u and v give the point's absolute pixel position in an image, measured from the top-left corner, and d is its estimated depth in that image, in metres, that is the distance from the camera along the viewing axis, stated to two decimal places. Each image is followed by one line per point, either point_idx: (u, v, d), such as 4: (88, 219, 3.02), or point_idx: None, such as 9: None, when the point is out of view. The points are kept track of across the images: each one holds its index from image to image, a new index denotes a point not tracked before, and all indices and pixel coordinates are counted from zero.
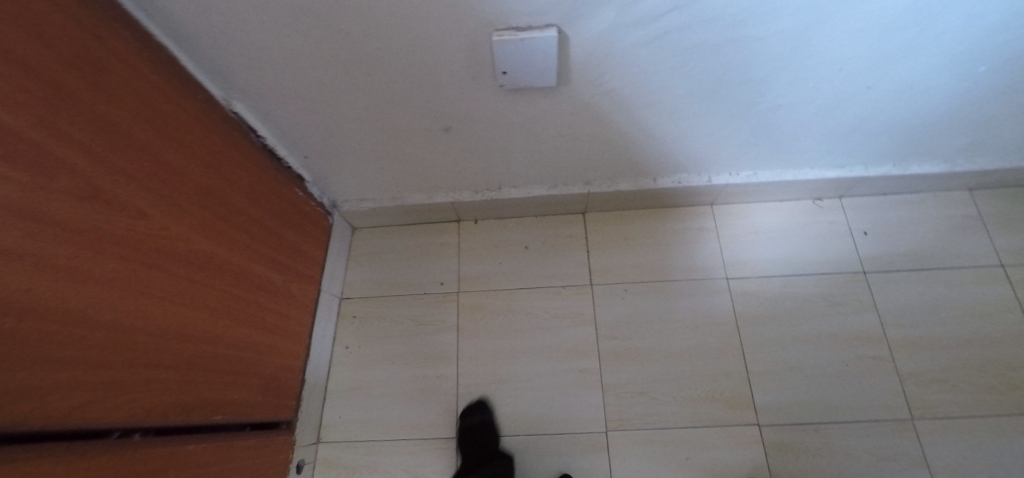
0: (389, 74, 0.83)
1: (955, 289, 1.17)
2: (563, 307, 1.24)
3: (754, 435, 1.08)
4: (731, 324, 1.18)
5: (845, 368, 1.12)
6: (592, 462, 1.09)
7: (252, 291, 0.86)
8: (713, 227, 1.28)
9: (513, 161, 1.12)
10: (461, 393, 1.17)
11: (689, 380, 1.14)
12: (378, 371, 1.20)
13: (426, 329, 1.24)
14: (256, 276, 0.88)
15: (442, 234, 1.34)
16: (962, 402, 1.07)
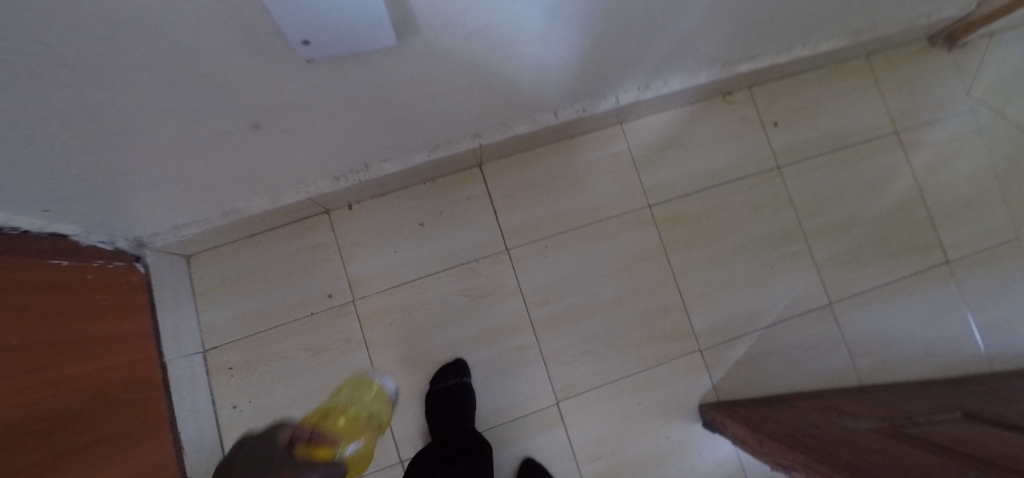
0: (88, 84, 0.46)
1: (854, 164, 1.17)
2: (482, 285, 1.06)
3: (698, 362, 1.07)
4: (660, 255, 1.10)
5: (769, 271, 1.12)
6: (549, 439, 1.03)
7: (85, 439, 0.62)
8: (625, 151, 1.12)
9: (374, 137, 0.83)
10: (392, 414, 1.01)
11: (629, 326, 1.07)
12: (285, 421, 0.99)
13: (330, 355, 1.02)
14: (78, 419, 0.62)
15: (312, 234, 1.05)
16: (866, 274, 1.14)
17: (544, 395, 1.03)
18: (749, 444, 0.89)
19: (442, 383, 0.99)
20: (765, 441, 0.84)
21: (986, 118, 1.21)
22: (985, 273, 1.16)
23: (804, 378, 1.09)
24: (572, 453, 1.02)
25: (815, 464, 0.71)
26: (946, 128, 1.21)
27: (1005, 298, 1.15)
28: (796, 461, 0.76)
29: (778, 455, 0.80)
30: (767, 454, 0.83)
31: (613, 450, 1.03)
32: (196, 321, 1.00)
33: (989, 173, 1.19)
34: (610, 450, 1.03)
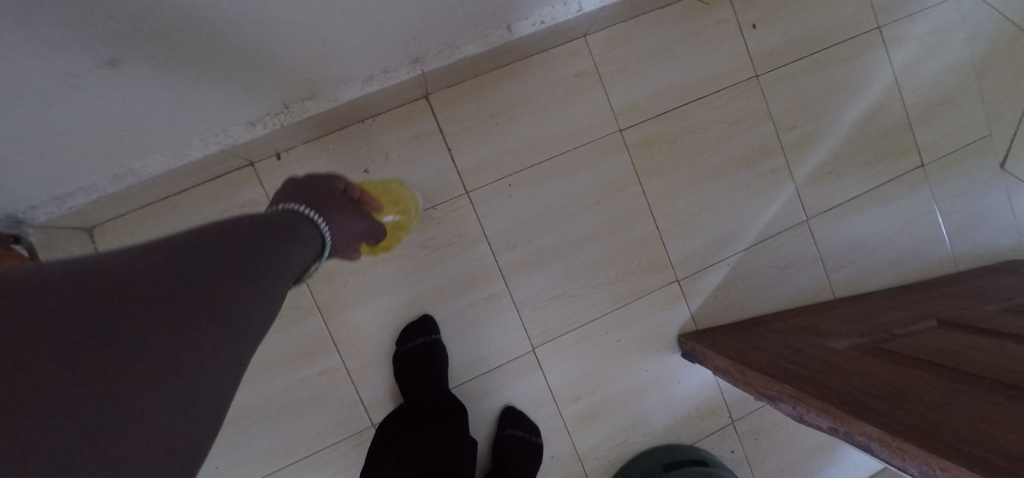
0: None
1: (835, 67, 1.09)
2: (442, 233, 0.96)
3: (675, 292, 1.04)
4: (634, 184, 1.01)
5: (747, 191, 1.05)
6: (527, 385, 0.99)
7: None
8: (592, 68, 0.99)
9: (285, 69, 0.66)
10: (357, 379, 0.94)
11: (604, 262, 1.01)
12: (240, 399, 0.91)
13: (279, 325, 0.91)
14: None
15: (236, 192, 0.89)
16: (843, 186, 1.10)
17: (519, 342, 0.98)
18: (731, 375, 0.88)
19: (409, 342, 0.92)
20: (749, 372, 0.83)
21: (970, 6, 1.13)
22: (957, 175, 1.14)
23: (779, 297, 1.07)
24: (552, 396, 1.00)
25: (806, 398, 0.70)
26: (930, 20, 1.12)
27: (973, 199, 1.15)
28: (784, 393, 0.75)
29: (763, 386, 0.80)
30: (751, 384, 0.83)
31: (592, 389, 1.01)
32: None
33: (968, 68, 1.13)
34: (590, 389, 1.01)
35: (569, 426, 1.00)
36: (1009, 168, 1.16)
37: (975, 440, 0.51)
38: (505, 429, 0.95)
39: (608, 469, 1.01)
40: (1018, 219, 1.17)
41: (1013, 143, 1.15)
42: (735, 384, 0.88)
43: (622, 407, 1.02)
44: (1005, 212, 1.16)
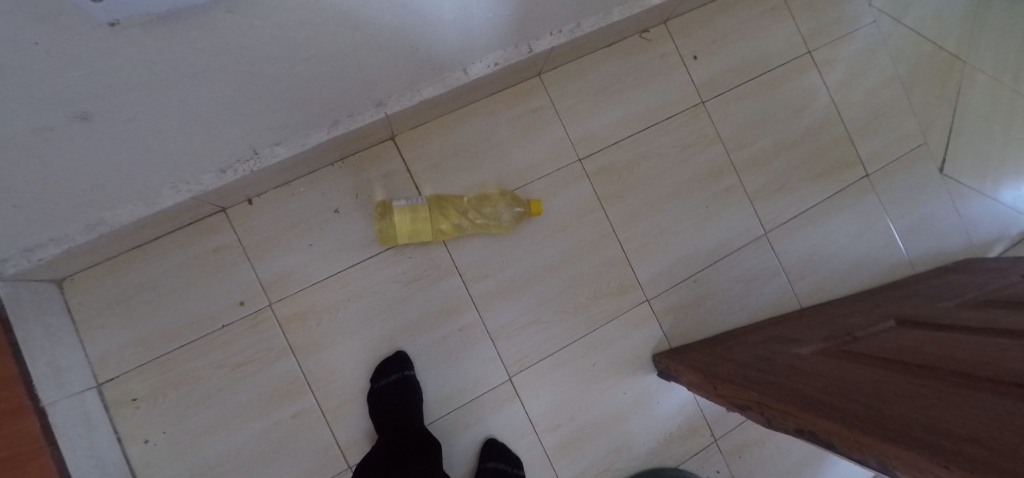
0: None
1: (775, 91, 1.17)
2: (414, 267, 0.97)
3: (646, 311, 1.06)
4: (598, 209, 1.05)
5: (705, 210, 1.11)
6: (506, 415, 0.98)
7: None
8: (548, 103, 1.05)
9: (251, 118, 0.70)
10: (333, 420, 0.92)
11: (575, 286, 1.03)
12: (212, 449, 0.89)
13: (251, 369, 0.91)
14: None
15: (209, 237, 0.91)
16: (794, 200, 1.16)
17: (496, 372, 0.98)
18: (702, 387, 0.88)
19: (383, 379, 0.91)
20: (719, 383, 0.83)
21: (889, 32, 1.24)
22: (899, 183, 1.22)
23: (747, 310, 1.11)
24: (532, 426, 0.99)
25: (772, 402, 0.71)
26: (854, 45, 1.22)
27: (917, 205, 1.22)
28: (750, 399, 0.75)
29: (732, 396, 0.80)
30: (721, 394, 0.83)
31: (573, 416, 1.00)
32: (82, 354, 0.85)
33: (896, 86, 1.23)
34: (569, 416, 1.00)
35: (552, 455, 0.99)
36: (949, 172, 1.24)
37: (928, 426, 0.52)
38: (487, 462, 0.94)
39: None
40: (964, 221, 1.24)
41: (948, 150, 1.24)
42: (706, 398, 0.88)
43: (604, 432, 1.01)
44: (950, 215, 1.23)
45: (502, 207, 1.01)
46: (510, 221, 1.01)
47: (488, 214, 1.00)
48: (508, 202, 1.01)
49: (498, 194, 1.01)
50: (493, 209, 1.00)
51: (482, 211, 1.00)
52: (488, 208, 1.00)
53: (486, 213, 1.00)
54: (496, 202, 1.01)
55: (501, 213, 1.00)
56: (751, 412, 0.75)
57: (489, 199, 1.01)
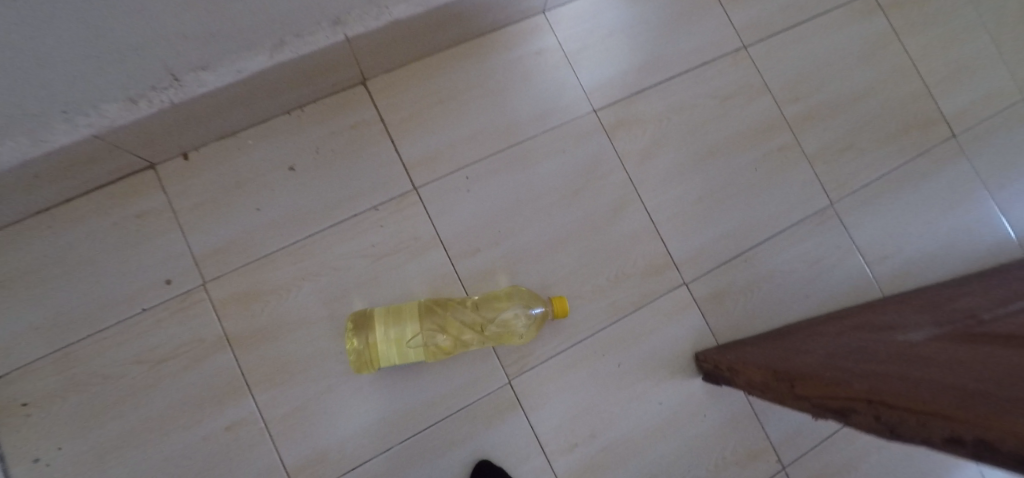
0: None
1: (832, 36, 0.97)
2: (385, 239, 0.77)
3: (684, 298, 0.83)
4: (618, 171, 0.84)
5: (754, 174, 0.89)
6: (507, 431, 0.75)
7: None
8: (555, 45, 0.87)
9: (156, 25, 0.52)
10: (278, 436, 0.70)
11: (593, 264, 0.81)
12: (117, 473, 0.67)
13: (174, 366, 0.70)
14: None
15: (134, 199, 0.73)
16: (863, 164, 0.94)
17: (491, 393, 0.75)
18: (772, 390, 0.62)
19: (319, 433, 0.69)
20: (799, 380, 0.57)
21: None
22: (992, 146, 0.99)
23: (813, 298, 0.87)
24: (540, 446, 0.75)
25: (888, 397, 0.45)
26: None
27: (1018, 173, 0.98)
28: (849, 397, 0.49)
29: (820, 398, 0.54)
30: (802, 397, 0.57)
31: (593, 433, 0.77)
32: None
33: (979, 32, 1.02)
34: (588, 434, 0.77)
35: None
36: None
37: None
38: None
39: None
40: None
41: None
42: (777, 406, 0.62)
43: (635, 454, 0.78)
44: None
45: (520, 308, 0.77)
46: (529, 328, 0.77)
47: (501, 318, 0.76)
48: (527, 302, 0.77)
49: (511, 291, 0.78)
50: (507, 312, 0.76)
51: (495, 316, 0.76)
52: (501, 312, 0.76)
53: (500, 318, 0.76)
54: (513, 303, 0.77)
55: (519, 318, 0.76)
56: (851, 419, 0.49)
57: (502, 300, 0.77)
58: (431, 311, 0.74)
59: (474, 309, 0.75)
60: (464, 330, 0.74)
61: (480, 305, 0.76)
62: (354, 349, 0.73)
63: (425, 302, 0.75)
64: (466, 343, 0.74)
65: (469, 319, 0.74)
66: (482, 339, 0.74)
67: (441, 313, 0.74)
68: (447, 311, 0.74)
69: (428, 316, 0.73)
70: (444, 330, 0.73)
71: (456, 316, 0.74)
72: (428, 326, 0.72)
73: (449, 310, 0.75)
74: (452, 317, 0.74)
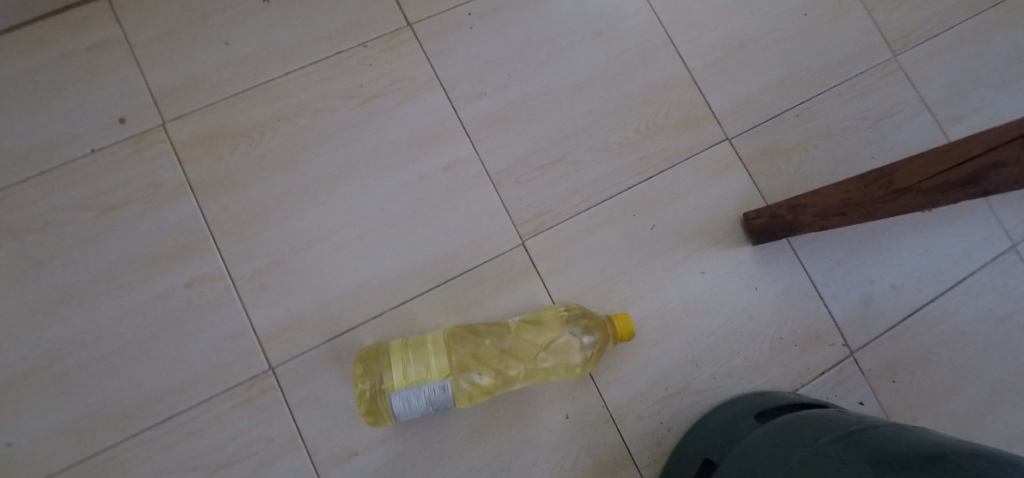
0: None
1: None
2: (376, 79, 0.66)
3: (726, 155, 0.71)
4: (646, 11, 0.72)
5: (805, 21, 0.76)
6: (520, 299, 0.63)
7: None
8: None
9: None
10: (250, 296, 0.60)
11: (618, 114, 0.69)
12: (65, 331, 0.57)
13: (130, 214, 0.60)
14: None
15: (83, 30, 0.62)
16: (934, 14, 0.79)
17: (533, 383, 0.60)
18: (859, 203, 0.49)
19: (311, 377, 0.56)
20: (898, 169, 0.44)
21: None
22: None
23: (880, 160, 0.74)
24: None
25: None
26: None
27: None
28: (986, 151, 0.36)
29: (936, 177, 0.40)
30: (908, 190, 0.43)
31: (623, 305, 0.64)
32: None
33: None
34: (618, 304, 0.64)
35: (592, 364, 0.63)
36: None
37: None
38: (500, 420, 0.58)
39: (662, 438, 0.62)
40: None
41: None
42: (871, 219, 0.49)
43: (673, 331, 0.65)
44: None
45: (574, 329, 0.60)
46: (588, 358, 0.60)
47: (552, 346, 0.59)
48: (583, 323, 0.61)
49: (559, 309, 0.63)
50: (558, 336, 0.60)
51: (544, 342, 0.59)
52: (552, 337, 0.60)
53: (551, 345, 0.59)
54: (564, 324, 0.61)
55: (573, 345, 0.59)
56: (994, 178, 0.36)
57: (549, 323, 0.61)
58: (461, 340, 0.59)
59: (516, 335, 0.60)
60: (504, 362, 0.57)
61: (522, 332, 0.60)
62: (364, 395, 0.57)
63: (454, 329, 0.60)
64: (508, 379, 0.58)
65: (510, 348, 0.58)
66: (527, 373, 0.58)
67: (475, 343, 0.59)
68: (482, 339, 0.59)
69: (456, 349, 0.58)
70: (479, 364, 0.57)
71: (495, 345, 0.59)
72: (458, 360, 0.57)
73: (485, 337, 0.59)
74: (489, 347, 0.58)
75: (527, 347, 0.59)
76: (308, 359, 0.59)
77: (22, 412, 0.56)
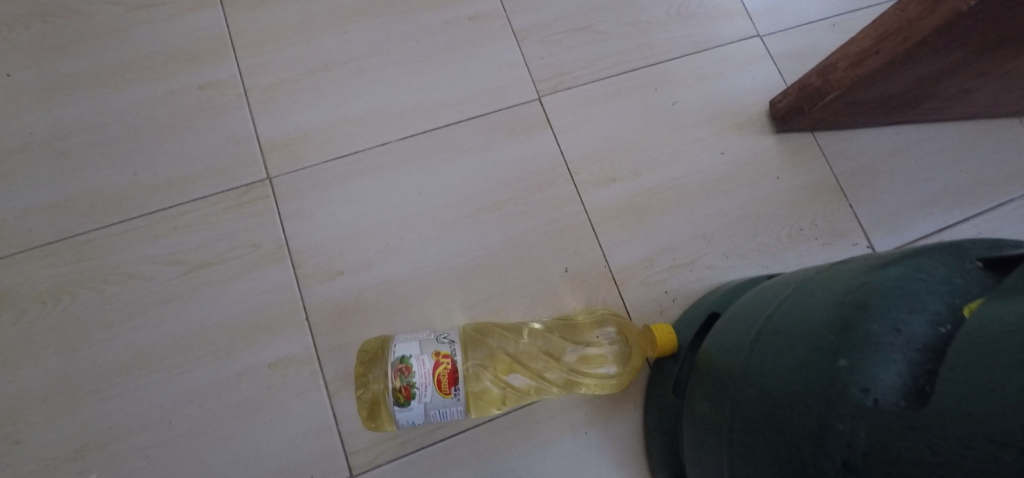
0: None
1: None
2: None
3: (756, 49, 0.69)
4: None
5: None
6: (530, 149, 0.61)
7: None
8: None
9: None
10: (259, 108, 0.59)
11: None
12: (73, 113, 0.57)
13: (157, 16, 0.60)
14: None
15: None
16: None
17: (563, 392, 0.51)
18: (895, 32, 0.47)
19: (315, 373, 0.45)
20: None
21: None
22: None
23: None
24: (569, 173, 0.61)
25: None
26: None
27: None
28: None
29: None
30: None
31: (635, 171, 0.62)
32: None
33: None
34: (629, 171, 0.62)
35: (597, 223, 0.60)
36: None
37: None
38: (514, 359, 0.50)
39: (666, 308, 0.58)
40: None
41: None
42: (903, 47, 0.47)
43: (684, 206, 0.62)
44: None
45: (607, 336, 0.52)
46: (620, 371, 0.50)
47: (582, 353, 0.50)
48: (617, 329, 0.53)
49: (591, 314, 0.56)
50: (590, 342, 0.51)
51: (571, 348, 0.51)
52: (581, 341, 0.52)
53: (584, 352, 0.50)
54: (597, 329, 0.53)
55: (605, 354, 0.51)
56: None
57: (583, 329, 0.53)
58: (481, 338, 0.52)
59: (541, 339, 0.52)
60: (523, 368, 0.49)
61: (552, 336, 0.52)
62: (366, 397, 0.49)
63: (473, 327, 0.53)
64: (531, 387, 0.50)
65: (535, 352, 0.50)
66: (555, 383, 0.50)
67: (495, 342, 0.51)
68: (506, 339, 0.51)
69: (478, 345, 0.51)
70: (504, 366, 0.49)
71: (523, 348, 0.51)
72: (479, 358, 0.49)
73: (504, 338, 0.52)
74: (510, 349, 0.50)
75: (549, 352, 0.50)
76: (306, 176, 0.58)
77: (17, 182, 0.55)
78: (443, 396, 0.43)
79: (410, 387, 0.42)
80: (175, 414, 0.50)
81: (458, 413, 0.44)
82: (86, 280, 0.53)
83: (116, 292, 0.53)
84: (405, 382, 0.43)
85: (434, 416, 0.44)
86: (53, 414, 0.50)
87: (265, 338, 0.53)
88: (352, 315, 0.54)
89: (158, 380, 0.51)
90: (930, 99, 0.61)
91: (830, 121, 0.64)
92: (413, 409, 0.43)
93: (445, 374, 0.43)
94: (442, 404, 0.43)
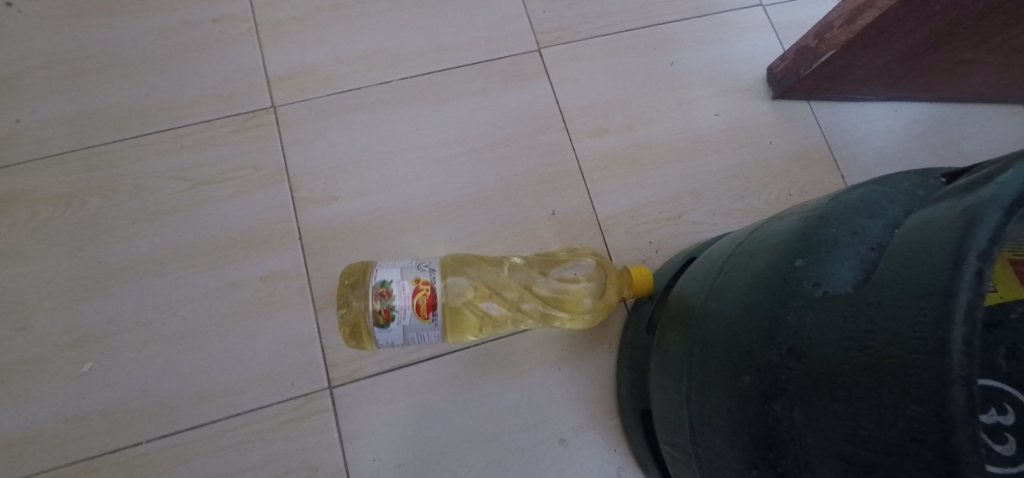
0: None
1: None
2: None
3: (758, 18, 0.70)
4: None
5: None
6: (526, 97, 0.63)
7: None
8: None
9: None
10: (269, 41, 0.62)
11: None
12: (94, 35, 0.60)
13: None
14: None
15: None
16: None
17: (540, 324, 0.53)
18: None
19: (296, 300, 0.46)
20: None
21: None
22: None
23: None
24: (564, 122, 0.62)
25: None
26: None
27: None
28: None
29: None
30: None
31: (628, 125, 0.63)
32: None
33: None
34: (623, 124, 0.63)
35: (587, 171, 0.61)
36: None
37: None
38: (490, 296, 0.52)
39: (649, 257, 0.59)
40: None
41: None
42: None
43: (675, 161, 0.63)
44: None
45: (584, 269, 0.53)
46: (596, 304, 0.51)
47: (559, 285, 0.52)
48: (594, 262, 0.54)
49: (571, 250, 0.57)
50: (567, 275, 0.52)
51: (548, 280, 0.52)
52: (558, 274, 0.53)
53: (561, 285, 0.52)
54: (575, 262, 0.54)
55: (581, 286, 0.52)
56: None
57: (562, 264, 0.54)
58: (461, 268, 0.53)
59: (516, 271, 0.53)
60: (500, 297, 0.51)
61: (531, 269, 0.54)
62: (347, 318, 0.51)
63: (454, 258, 0.54)
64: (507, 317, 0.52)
65: (513, 283, 0.52)
66: (531, 314, 0.52)
67: (474, 271, 0.53)
68: (486, 271, 0.53)
69: (458, 273, 0.52)
70: (481, 295, 0.51)
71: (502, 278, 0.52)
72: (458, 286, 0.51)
73: (485, 269, 0.53)
74: (489, 278, 0.52)
75: (526, 285, 0.52)
76: (308, 107, 0.60)
77: (36, 96, 0.58)
78: (421, 320, 0.44)
79: (389, 310, 0.43)
80: (168, 317, 0.53)
81: (435, 337, 0.45)
82: (93, 190, 0.56)
83: (120, 202, 0.56)
84: (385, 305, 0.43)
85: (412, 338, 0.45)
86: (54, 309, 0.52)
87: (257, 255, 0.55)
88: (342, 240, 0.56)
89: (154, 287, 0.53)
90: (928, 71, 0.61)
91: (827, 88, 0.65)
92: (392, 331, 0.44)
93: (424, 300, 0.44)
94: (420, 328, 0.44)
